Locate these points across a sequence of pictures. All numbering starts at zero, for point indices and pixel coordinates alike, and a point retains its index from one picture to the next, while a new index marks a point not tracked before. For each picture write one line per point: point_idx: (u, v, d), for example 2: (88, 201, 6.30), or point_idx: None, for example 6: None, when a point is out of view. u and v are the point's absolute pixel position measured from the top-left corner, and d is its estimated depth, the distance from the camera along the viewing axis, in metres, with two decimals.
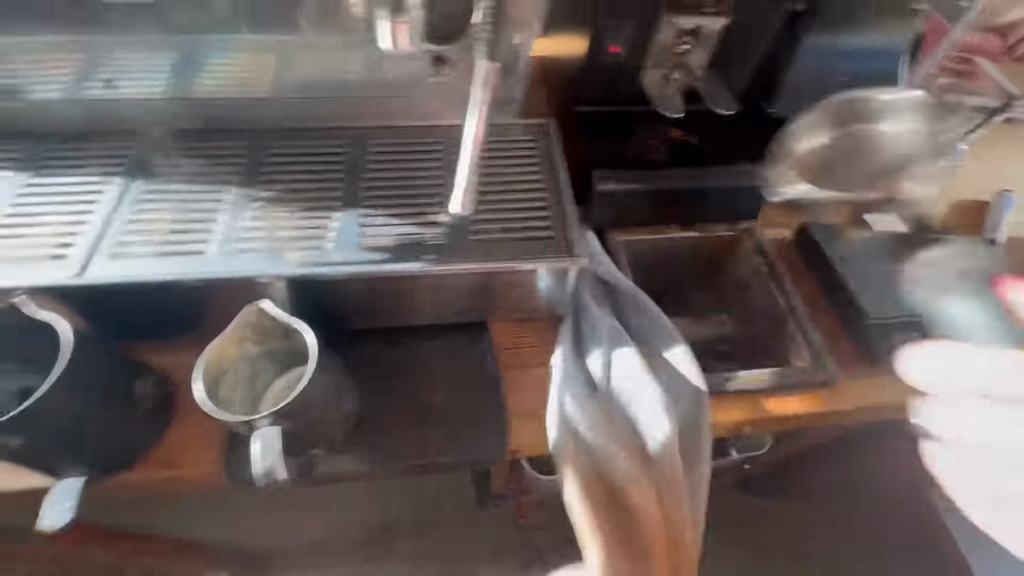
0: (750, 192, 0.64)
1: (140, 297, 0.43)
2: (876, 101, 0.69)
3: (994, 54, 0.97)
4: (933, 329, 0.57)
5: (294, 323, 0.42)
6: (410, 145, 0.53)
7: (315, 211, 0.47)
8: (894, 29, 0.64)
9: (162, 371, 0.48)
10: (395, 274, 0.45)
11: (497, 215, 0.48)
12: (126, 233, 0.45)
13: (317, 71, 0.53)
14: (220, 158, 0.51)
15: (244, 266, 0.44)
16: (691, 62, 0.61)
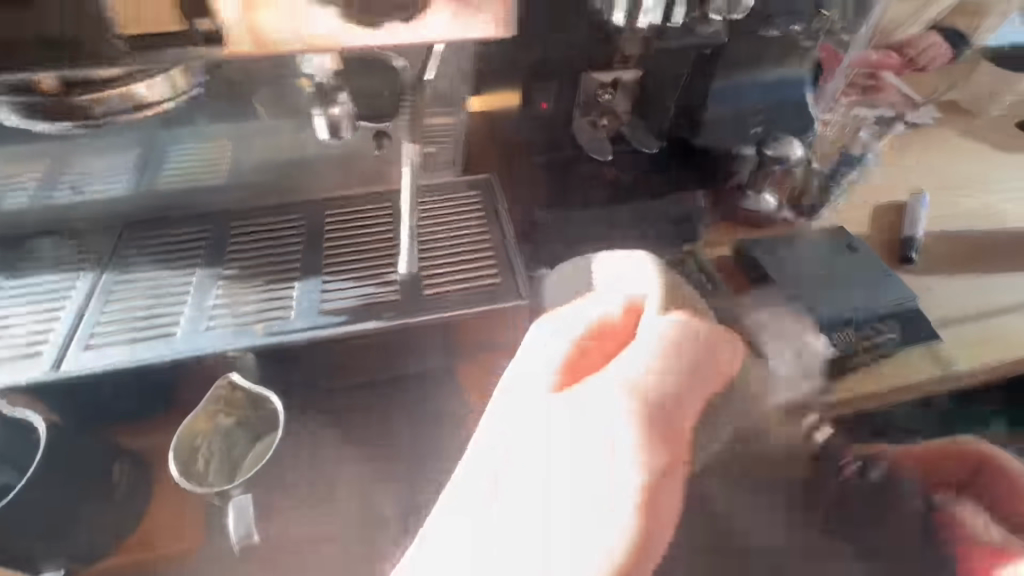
0: (685, 218, 0.69)
1: (113, 384, 0.45)
2: (790, 125, 0.75)
3: (898, 67, 1.07)
4: (867, 325, 0.62)
5: (263, 391, 0.45)
6: (363, 212, 0.57)
7: (278, 283, 0.51)
8: (793, 62, 0.71)
9: (140, 453, 0.50)
10: (356, 333, 0.48)
11: (446, 268, 0.52)
12: (97, 324, 0.47)
13: (271, 154, 0.58)
14: (185, 243, 0.54)
15: (212, 342, 0.46)
16: (617, 108, 0.69)
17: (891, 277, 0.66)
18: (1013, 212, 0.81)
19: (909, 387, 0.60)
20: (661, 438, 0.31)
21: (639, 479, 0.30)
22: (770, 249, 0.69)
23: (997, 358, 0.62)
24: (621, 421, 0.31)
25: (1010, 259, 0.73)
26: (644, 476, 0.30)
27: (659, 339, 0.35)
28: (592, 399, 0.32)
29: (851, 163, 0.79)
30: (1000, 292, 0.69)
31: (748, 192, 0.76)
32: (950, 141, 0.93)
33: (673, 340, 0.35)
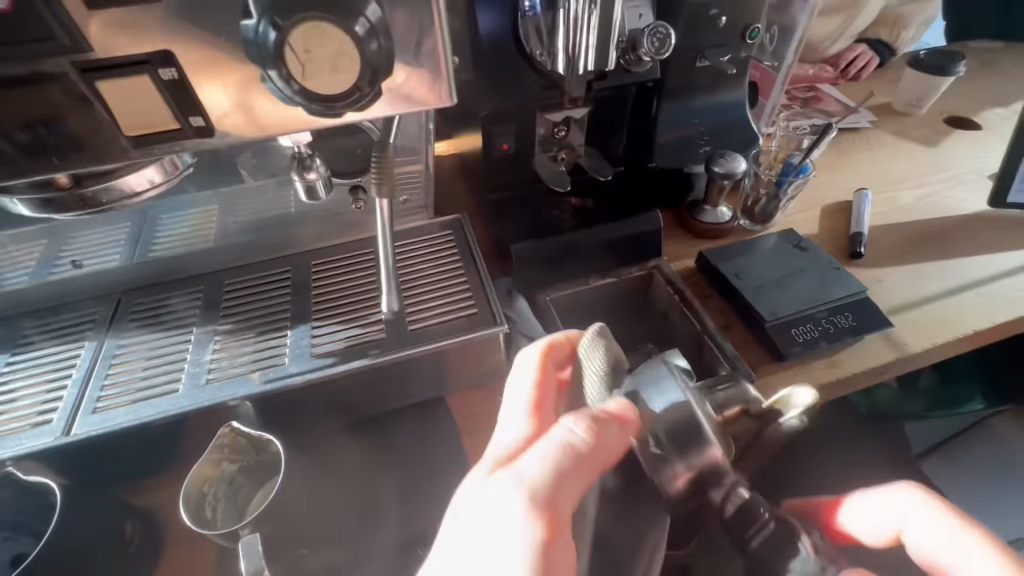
0: (648, 236, 0.74)
1: (119, 444, 0.48)
2: (734, 140, 0.82)
3: (832, 78, 1.17)
4: (824, 318, 0.66)
5: (263, 435, 0.48)
6: (347, 259, 0.62)
7: (270, 333, 0.54)
8: (727, 87, 0.79)
9: (148, 510, 0.52)
10: (348, 371, 0.51)
11: (428, 303, 0.56)
12: (102, 388, 0.50)
13: (255, 216, 0.62)
14: (181, 304, 0.58)
15: (213, 394, 0.49)
16: (571, 142, 0.73)
17: (841, 272, 0.71)
18: (949, 200, 0.88)
19: (868, 372, 0.64)
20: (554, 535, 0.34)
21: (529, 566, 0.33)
22: (728, 257, 0.75)
23: (946, 336, 0.67)
24: (518, 515, 0.34)
25: (949, 243, 0.80)
26: (533, 561, 0.33)
27: (558, 442, 0.37)
28: (499, 494, 0.35)
29: (798, 168, 0.80)
30: (943, 276, 0.74)
31: (705, 206, 0.83)
32: (886, 141, 1.01)
33: (572, 446, 0.37)
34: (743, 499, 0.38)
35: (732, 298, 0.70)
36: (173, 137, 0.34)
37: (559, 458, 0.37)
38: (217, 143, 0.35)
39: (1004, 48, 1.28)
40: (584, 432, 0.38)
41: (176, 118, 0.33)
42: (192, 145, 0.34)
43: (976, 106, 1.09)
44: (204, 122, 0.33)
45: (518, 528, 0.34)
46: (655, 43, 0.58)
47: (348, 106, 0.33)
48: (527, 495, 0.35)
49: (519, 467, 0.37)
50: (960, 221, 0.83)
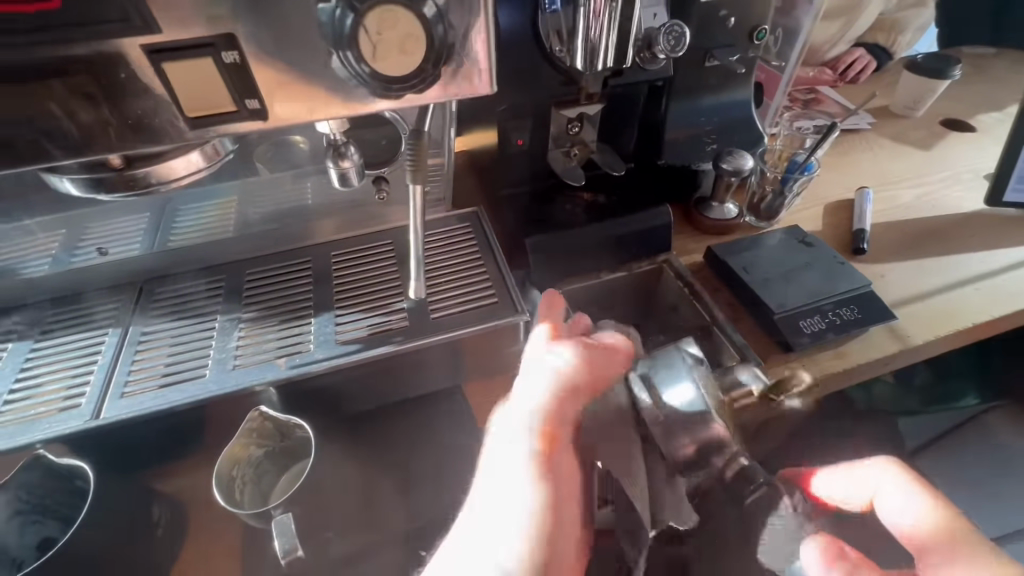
0: (659, 231, 0.76)
1: (146, 428, 0.48)
2: (741, 139, 0.84)
3: (831, 81, 1.19)
4: (831, 310, 0.68)
5: (291, 419, 0.49)
6: (365, 249, 0.63)
7: (295, 321, 0.55)
8: (734, 86, 0.81)
9: (172, 495, 0.52)
10: (371, 359, 0.52)
11: (449, 293, 0.58)
12: (129, 374, 0.50)
13: (274, 207, 0.63)
14: (203, 293, 0.59)
15: (240, 379, 0.50)
16: (584, 138, 0.75)
17: (846, 266, 0.73)
18: (945, 198, 0.90)
19: (873, 363, 0.66)
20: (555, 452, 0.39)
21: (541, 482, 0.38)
22: (736, 252, 0.77)
23: (948, 329, 0.69)
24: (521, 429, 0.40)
25: (949, 240, 0.82)
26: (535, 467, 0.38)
27: (553, 368, 0.44)
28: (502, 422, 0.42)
29: (802, 166, 0.83)
30: (944, 271, 0.77)
31: (713, 203, 0.85)
32: (884, 142, 1.04)
33: (564, 369, 0.44)
34: (741, 465, 0.46)
35: (740, 291, 0.72)
36: (227, 118, 0.34)
37: (569, 373, 0.44)
38: (267, 126, 0.36)
39: (996, 54, 1.31)
40: (571, 361, 0.45)
41: (232, 100, 0.34)
42: (242, 128, 0.35)
43: (970, 109, 1.13)
44: (258, 105, 0.34)
45: (520, 441, 0.39)
46: (671, 41, 0.59)
47: (406, 89, 0.35)
48: (535, 416, 0.41)
49: (528, 392, 0.43)
50: (958, 219, 0.86)
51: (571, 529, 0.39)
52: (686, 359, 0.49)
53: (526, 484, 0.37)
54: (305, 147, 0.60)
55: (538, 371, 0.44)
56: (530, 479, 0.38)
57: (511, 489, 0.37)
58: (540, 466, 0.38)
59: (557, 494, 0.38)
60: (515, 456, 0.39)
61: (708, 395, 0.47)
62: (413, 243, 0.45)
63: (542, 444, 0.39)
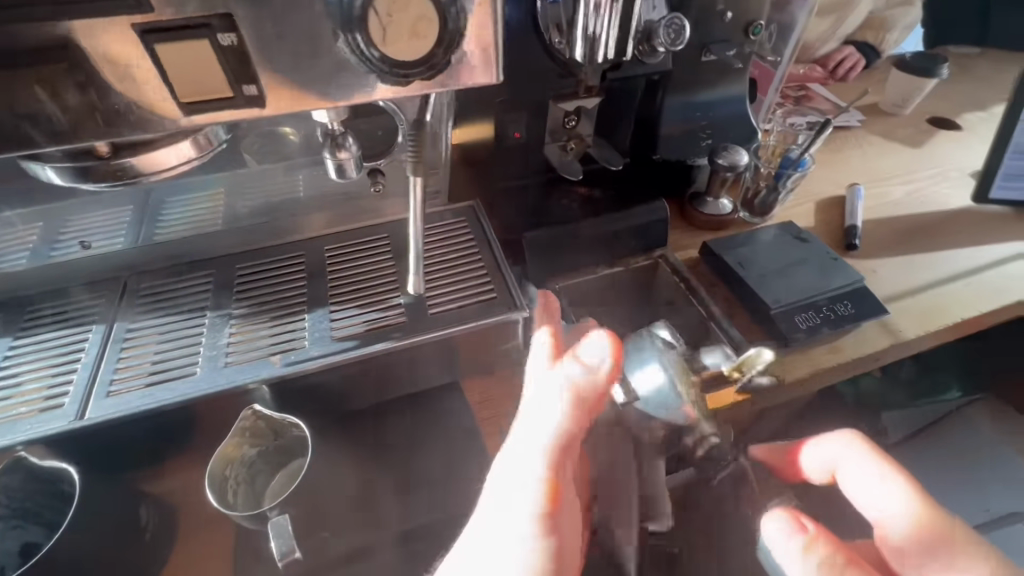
0: (655, 226, 0.75)
1: (134, 428, 0.47)
2: (735, 135, 0.84)
3: (821, 78, 1.21)
4: (825, 305, 0.69)
5: (287, 417, 0.47)
6: (360, 244, 0.61)
7: (288, 317, 0.54)
8: (730, 81, 0.81)
9: (161, 497, 0.50)
10: (368, 356, 0.51)
11: (447, 288, 0.56)
12: (115, 372, 0.49)
13: (264, 200, 0.61)
14: (191, 288, 0.57)
15: (233, 377, 0.49)
16: (580, 132, 0.74)
17: (839, 262, 0.74)
18: (933, 195, 0.92)
19: (866, 357, 0.67)
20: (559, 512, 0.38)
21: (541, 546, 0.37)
22: (731, 247, 0.77)
23: (937, 323, 0.70)
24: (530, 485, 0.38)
25: (937, 236, 0.83)
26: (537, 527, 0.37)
27: (564, 397, 0.41)
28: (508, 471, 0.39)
29: (795, 162, 0.83)
30: (933, 267, 0.78)
31: (707, 198, 0.85)
32: (873, 139, 1.05)
33: (574, 401, 0.41)
34: (710, 444, 0.48)
35: (736, 287, 0.72)
36: (223, 104, 0.33)
37: (570, 421, 0.40)
38: (263, 114, 0.35)
39: (980, 54, 1.34)
40: (565, 402, 0.41)
41: (229, 86, 0.33)
42: (238, 116, 0.34)
43: (956, 108, 1.14)
44: (257, 92, 0.33)
45: (525, 498, 0.38)
46: (671, 34, 0.59)
47: (421, 73, 0.34)
48: (541, 461, 0.39)
49: (534, 428, 0.40)
50: (946, 215, 0.87)
51: (574, 559, 0.40)
52: (655, 342, 0.48)
53: (526, 540, 0.37)
54: (295, 139, 0.58)
55: (546, 400, 0.41)
56: (531, 537, 0.37)
57: (510, 546, 0.37)
58: (542, 524, 0.37)
59: (558, 542, 0.38)
60: (516, 516, 0.37)
61: (676, 378, 0.45)
62: (413, 236, 0.43)
63: (546, 506, 0.37)
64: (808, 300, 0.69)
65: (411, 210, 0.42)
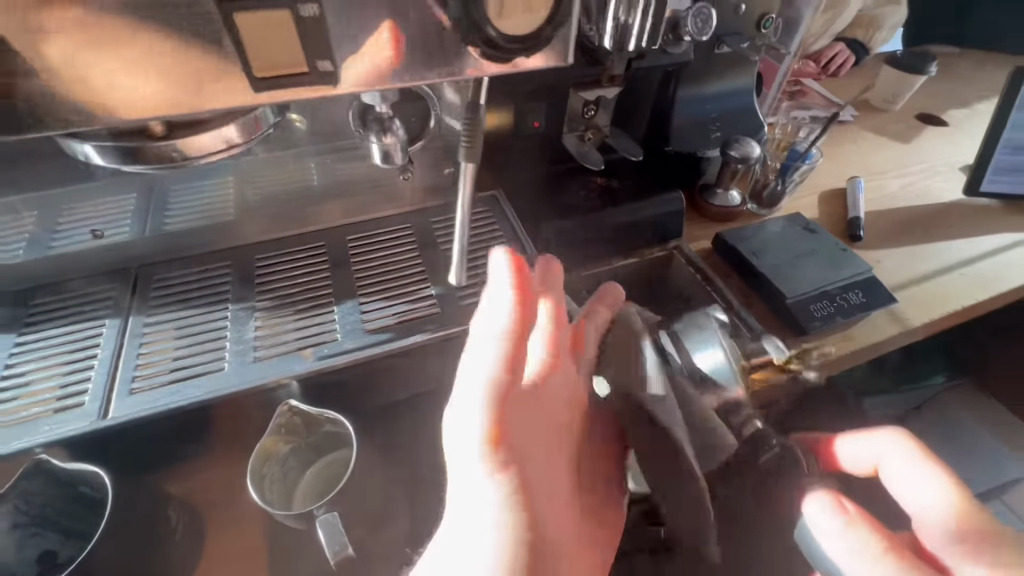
0: (672, 217, 0.76)
1: (161, 426, 0.44)
2: (743, 127, 0.85)
3: (815, 74, 1.23)
4: (838, 295, 0.71)
5: (324, 412, 0.46)
6: (385, 234, 0.60)
7: (316, 309, 0.52)
8: (741, 74, 0.82)
9: (185, 498, 0.48)
10: (403, 348, 0.50)
11: (478, 279, 0.55)
12: (136, 368, 0.46)
13: (281, 188, 0.59)
14: (208, 280, 0.54)
15: (264, 372, 0.47)
16: (598, 122, 0.74)
17: (848, 253, 0.76)
18: (927, 188, 0.95)
19: (877, 345, 0.69)
20: (508, 441, 0.33)
21: (502, 500, 0.31)
22: (744, 238, 0.78)
23: (941, 311, 0.73)
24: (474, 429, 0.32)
25: (934, 228, 0.86)
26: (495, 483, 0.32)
27: (496, 327, 0.37)
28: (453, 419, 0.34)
29: (803, 154, 0.85)
30: (933, 257, 0.81)
31: (717, 190, 0.86)
32: (868, 134, 1.08)
33: (506, 327, 0.36)
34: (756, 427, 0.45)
35: (751, 278, 0.73)
36: (297, 80, 0.32)
37: (512, 347, 0.36)
38: (334, 92, 0.33)
39: (960, 53, 1.39)
40: (505, 326, 0.37)
41: (305, 61, 0.31)
42: (310, 93, 0.33)
43: (941, 104, 1.19)
44: (331, 67, 0.32)
45: (472, 440, 0.32)
46: (699, 23, 0.59)
47: (520, 50, 0.34)
48: (487, 393, 0.34)
49: (475, 364, 0.35)
50: (940, 208, 0.91)
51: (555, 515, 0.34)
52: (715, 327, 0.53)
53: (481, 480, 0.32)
54: (302, 126, 0.55)
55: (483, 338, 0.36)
56: (484, 477, 0.32)
57: (466, 496, 0.32)
58: (491, 463, 0.32)
59: (521, 470, 0.33)
60: (466, 463, 0.32)
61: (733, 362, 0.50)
62: (460, 224, 0.42)
63: (490, 438, 0.32)
64: (821, 290, 0.71)
65: (460, 198, 0.41)
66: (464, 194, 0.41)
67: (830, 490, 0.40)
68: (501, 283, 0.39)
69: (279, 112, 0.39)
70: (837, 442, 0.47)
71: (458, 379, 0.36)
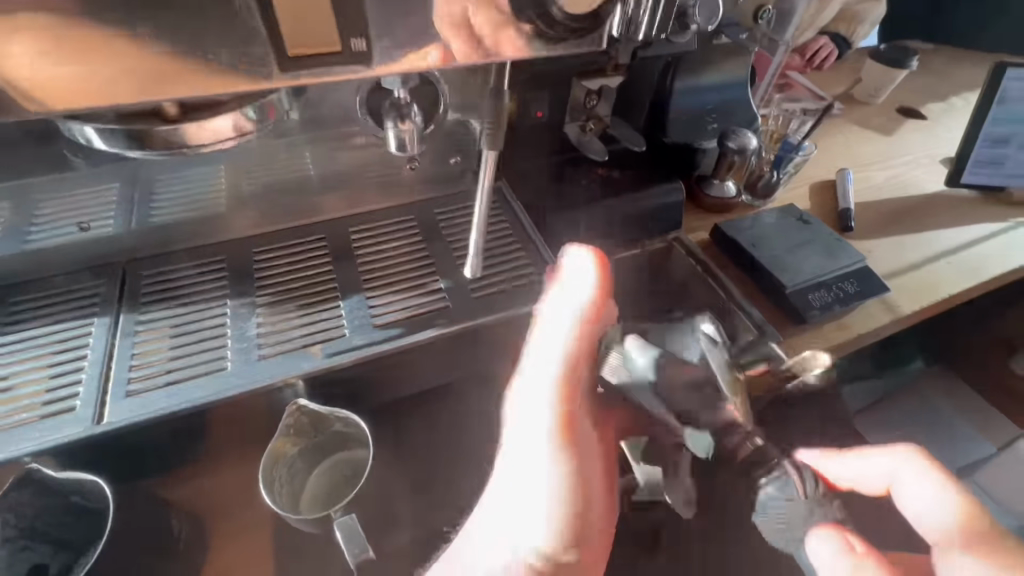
0: (672, 208, 0.76)
1: (161, 430, 0.42)
2: (739, 119, 0.86)
3: (800, 68, 1.25)
4: (834, 285, 0.72)
5: (335, 411, 0.44)
6: (388, 226, 0.58)
7: (320, 304, 0.50)
8: (737, 65, 0.82)
9: (186, 504, 0.46)
10: (414, 344, 0.48)
11: (487, 272, 0.54)
12: (131, 369, 0.43)
13: (276, 178, 0.56)
14: (204, 275, 0.51)
15: (270, 370, 0.45)
16: (599, 112, 0.72)
17: (842, 243, 0.77)
18: (910, 179, 0.98)
19: (872, 333, 0.71)
20: (573, 427, 0.39)
21: (564, 469, 0.38)
22: (742, 229, 0.78)
23: (930, 299, 0.75)
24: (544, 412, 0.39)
25: (919, 218, 0.89)
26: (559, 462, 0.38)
27: (571, 318, 0.42)
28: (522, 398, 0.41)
29: (797, 146, 0.86)
30: (919, 247, 0.83)
31: (714, 180, 0.86)
32: (852, 127, 1.11)
33: (581, 317, 0.42)
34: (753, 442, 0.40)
35: (750, 268, 0.74)
36: (330, 61, 0.30)
37: (580, 342, 0.41)
38: (367, 73, 0.32)
39: (933, 49, 1.43)
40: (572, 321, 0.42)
41: (338, 40, 0.30)
42: (342, 75, 0.31)
43: (919, 98, 1.22)
44: (365, 47, 0.31)
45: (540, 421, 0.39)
46: (706, 13, 0.59)
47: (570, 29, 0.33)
48: (555, 376, 0.40)
49: (544, 356, 0.41)
50: (924, 199, 0.93)
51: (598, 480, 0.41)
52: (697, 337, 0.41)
53: (546, 461, 0.38)
54: (296, 117, 0.52)
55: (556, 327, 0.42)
56: (551, 455, 0.38)
57: (532, 467, 0.38)
58: (559, 441, 0.38)
59: (578, 463, 0.39)
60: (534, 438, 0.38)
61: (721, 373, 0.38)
62: (478, 215, 0.41)
63: (561, 422, 0.39)
64: (819, 279, 0.72)
65: (479, 187, 0.40)
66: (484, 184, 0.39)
67: (835, 525, 0.42)
68: (584, 281, 0.44)
69: (291, 98, 0.39)
70: (831, 459, 0.48)
71: (528, 367, 0.42)
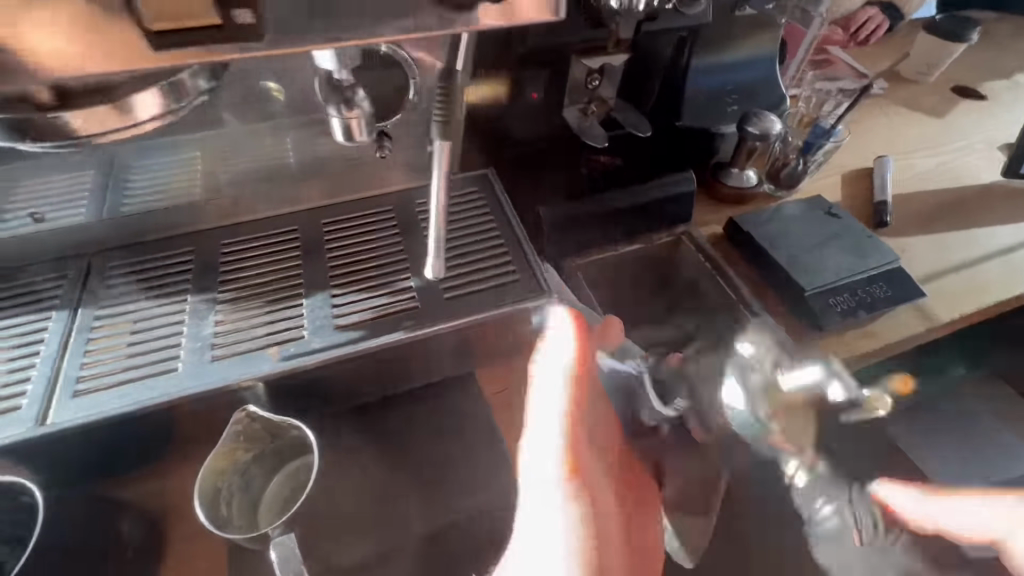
0: (681, 199, 0.70)
1: (109, 431, 0.41)
2: (763, 100, 0.78)
3: (843, 42, 1.13)
4: (860, 287, 0.65)
5: (286, 420, 0.41)
6: (364, 218, 0.54)
7: (283, 302, 0.47)
8: (763, 39, 0.74)
9: (143, 505, 0.45)
10: (378, 347, 0.45)
11: (462, 270, 0.50)
12: (82, 366, 0.42)
13: (244, 165, 0.53)
14: (168, 268, 0.49)
15: (223, 373, 0.42)
16: (602, 94, 0.66)
17: (873, 240, 0.69)
18: (961, 168, 0.87)
19: (901, 342, 0.64)
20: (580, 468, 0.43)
21: (570, 505, 0.42)
22: (760, 223, 0.71)
23: (973, 306, 0.67)
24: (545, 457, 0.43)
25: (967, 213, 0.79)
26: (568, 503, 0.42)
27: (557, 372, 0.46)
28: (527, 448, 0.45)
29: (829, 132, 0.78)
30: (965, 246, 0.74)
31: (732, 169, 0.79)
32: (898, 108, 1.00)
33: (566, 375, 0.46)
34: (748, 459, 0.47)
35: (766, 267, 0.67)
36: (205, 37, 0.25)
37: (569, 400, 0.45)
38: (259, 52, 0.27)
39: (1001, 19, 1.27)
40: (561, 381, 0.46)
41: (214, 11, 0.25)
42: (222, 55, 0.26)
43: (980, 76, 1.09)
44: (251, 19, 0.26)
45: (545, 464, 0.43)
46: None
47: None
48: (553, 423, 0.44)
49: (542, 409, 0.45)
50: (976, 191, 0.83)
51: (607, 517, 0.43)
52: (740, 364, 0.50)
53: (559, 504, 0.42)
54: (282, 97, 0.50)
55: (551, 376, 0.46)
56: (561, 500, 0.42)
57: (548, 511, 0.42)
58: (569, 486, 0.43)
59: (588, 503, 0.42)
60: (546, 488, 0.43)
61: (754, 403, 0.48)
62: (435, 214, 0.37)
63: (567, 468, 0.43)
64: (843, 281, 0.65)
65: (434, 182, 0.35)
66: (438, 177, 0.35)
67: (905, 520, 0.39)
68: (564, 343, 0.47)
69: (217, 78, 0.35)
70: None
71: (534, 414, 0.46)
